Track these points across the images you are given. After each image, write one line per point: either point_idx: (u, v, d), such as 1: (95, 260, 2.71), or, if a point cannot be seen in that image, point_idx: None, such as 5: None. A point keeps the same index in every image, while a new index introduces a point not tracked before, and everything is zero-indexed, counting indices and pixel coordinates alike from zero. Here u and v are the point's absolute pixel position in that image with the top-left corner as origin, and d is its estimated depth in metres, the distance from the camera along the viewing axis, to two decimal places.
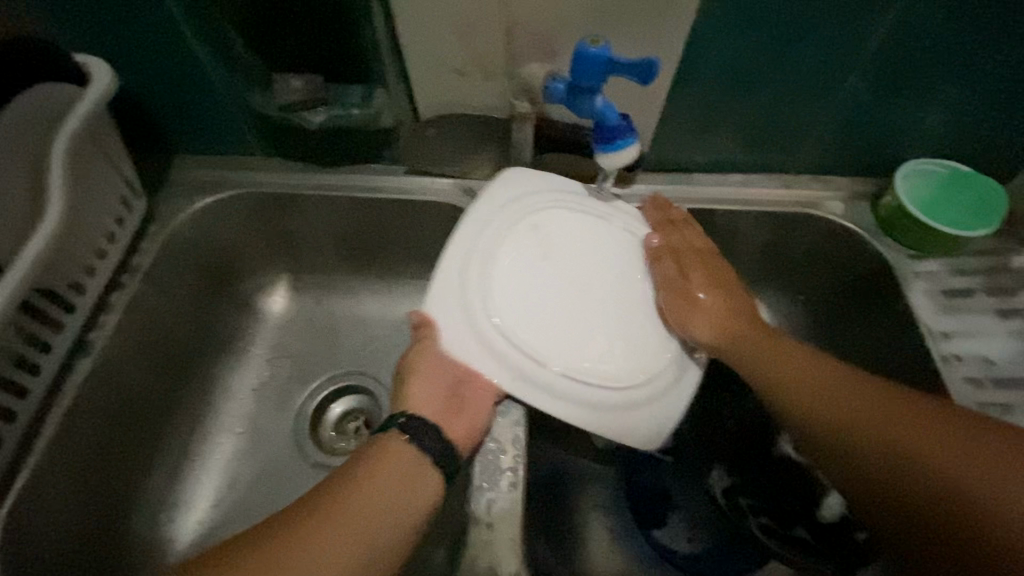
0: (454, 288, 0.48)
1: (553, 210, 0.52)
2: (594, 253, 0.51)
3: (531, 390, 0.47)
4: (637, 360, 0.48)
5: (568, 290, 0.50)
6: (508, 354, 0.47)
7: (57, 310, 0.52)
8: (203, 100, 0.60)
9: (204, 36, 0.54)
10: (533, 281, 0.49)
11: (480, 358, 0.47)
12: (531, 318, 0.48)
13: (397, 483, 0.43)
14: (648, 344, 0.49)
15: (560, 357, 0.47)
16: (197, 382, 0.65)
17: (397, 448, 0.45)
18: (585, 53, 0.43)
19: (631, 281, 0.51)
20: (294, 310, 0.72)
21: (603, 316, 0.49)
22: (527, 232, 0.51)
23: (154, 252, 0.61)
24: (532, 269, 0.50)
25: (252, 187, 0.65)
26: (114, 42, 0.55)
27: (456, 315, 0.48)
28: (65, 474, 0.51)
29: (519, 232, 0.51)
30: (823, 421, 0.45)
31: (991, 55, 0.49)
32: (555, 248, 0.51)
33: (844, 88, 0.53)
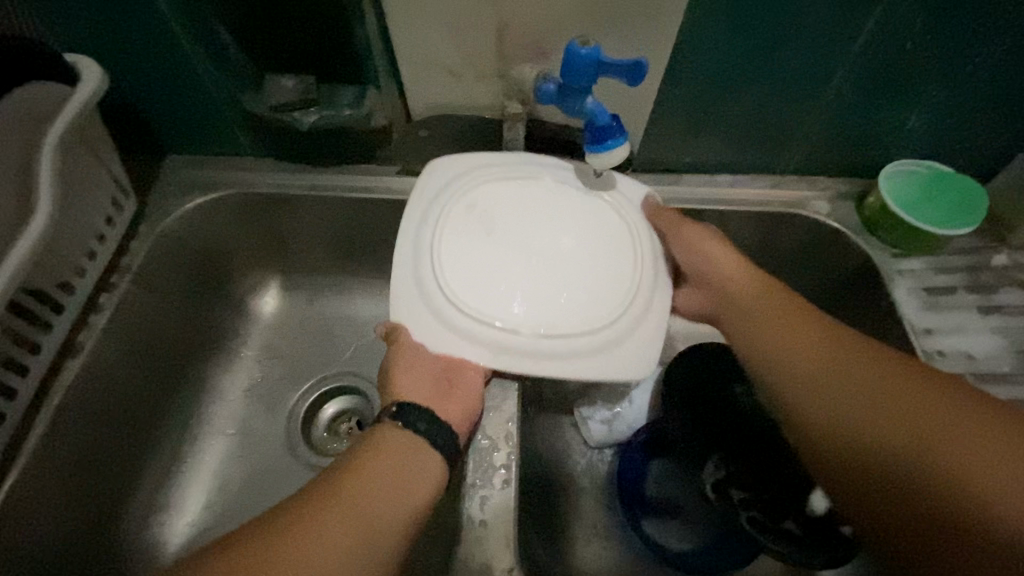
0: (404, 289, 0.47)
1: (489, 185, 0.52)
2: (538, 213, 0.51)
3: (513, 358, 0.46)
4: (610, 304, 0.48)
5: (518, 252, 0.49)
6: (481, 334, 0.46)
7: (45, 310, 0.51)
8: (194, 100, 0.60)
9: (194, 35, 0.54)
10: (485, 260, 0.48)
11: (443, 341, 0.46)
12: (495, 296, 0.47)
13: (396, 468, 0.42)
14: (616, 287, 0.49)
15: (532, 320, 0.47)
16: (187, 384, 0.65)
17: (388, 434, 0.44)
18: (575, 56, 0.44)
19: (580, 232, 0.51)
20: (285, 311, 0.72)
21: (566, 272, 0.49)
22: (465, 212, 0.50)
23: (144, 252, 0.60)
24: (476, 249, 0.49)
25: (243, 187, 0.65)
26: (104, 42, 0.55)
27: (419, 313, 0.47)
28: (54, 476, 0.51)
29: (459, 212, 0.50)
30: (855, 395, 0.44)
31: (969, 59, 0.51)
32: (497, 220, 0.50)
33: (828, 89, 0.54)
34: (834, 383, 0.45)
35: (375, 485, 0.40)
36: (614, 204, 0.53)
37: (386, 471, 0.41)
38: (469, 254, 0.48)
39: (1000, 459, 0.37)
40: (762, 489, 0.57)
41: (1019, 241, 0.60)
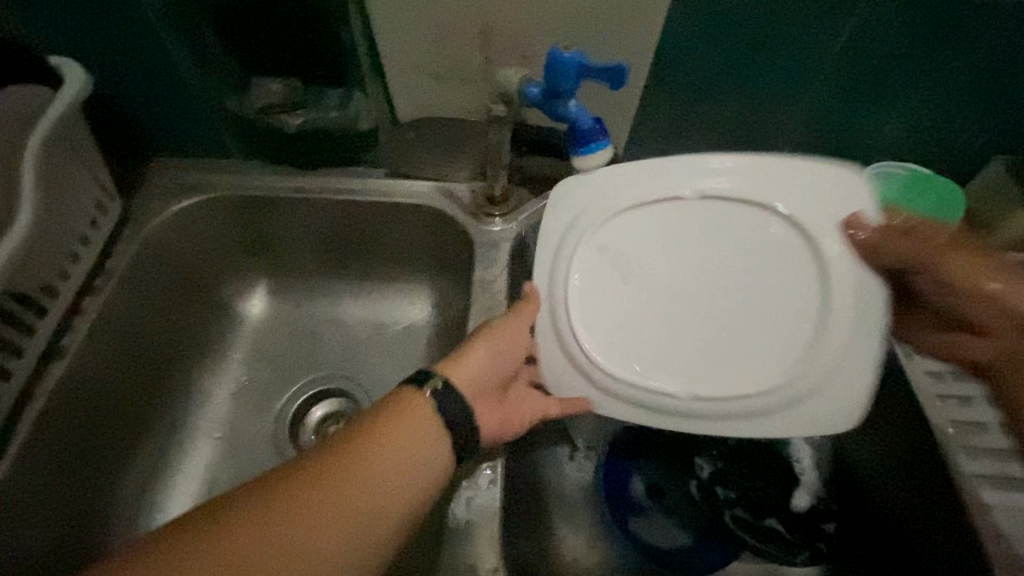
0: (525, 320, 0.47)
1: (613, 221, 0.49)
2: (668, 256, 0.48)
3: (640, 415, 0.46)
4: (777, 371, 0.44)
5: (636, 298, 0.48)
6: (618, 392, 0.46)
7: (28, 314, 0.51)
8: (180, 101, 0.60)
9: (180, 37, 0.54)
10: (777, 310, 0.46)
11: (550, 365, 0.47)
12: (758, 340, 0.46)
13: (412, 447, 0.40)
14: (777, 335, 0.45)
15: (681, 377, 0.46)
16: (173, 387, 0.65)
17: (417, 407, 0.41)
18: (558, 58, 0.44)
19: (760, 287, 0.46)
20: (273, 313, 0.72)
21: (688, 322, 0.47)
22: (596, 254, 0.48)
23: (130, 255, 0.60)
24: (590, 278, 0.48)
25: (230, 190, 0.65)
26: (88, 44, 0.55)
27: (558, 356, 0.47)
28: (37, 481, 0.51)
29: (587, 253, 0.48)
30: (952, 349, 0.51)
31: (946, 62, 0.52)
32: (625, 262, 0.48)
33: (809, 92, 0.55)
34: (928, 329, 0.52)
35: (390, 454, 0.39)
36: (785, 253, 0.46)
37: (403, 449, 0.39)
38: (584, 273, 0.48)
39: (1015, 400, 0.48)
40: (746, 487, 0.60)
41: (997, 241, 0.61)
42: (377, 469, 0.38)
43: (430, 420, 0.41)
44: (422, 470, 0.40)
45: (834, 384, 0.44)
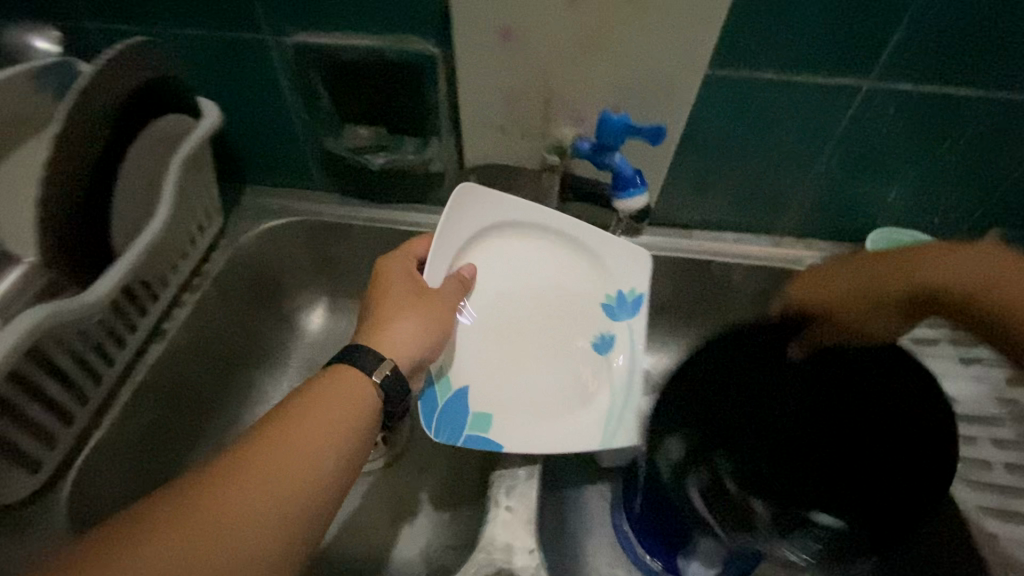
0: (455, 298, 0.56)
1: (468, 331, 0.58)
2: (491, 329, 0.60)
3: (586, 307, 0.62)
4: (584, 368, 0.60)
5: (494, 323, 0.60)
6: (573, 334, 0.61)
7: (145, 297, 0.60)
8: (282, 139, 0.72)
9: (295, 87, 0.66)
10: (618, 423, 0.56)
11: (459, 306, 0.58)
12: (615, 356, 0.60)
13: (342, 414, 0.44)
14: (584, 371, 0.59)
15: (536, 346, 0.60)
16: (240, 383, 0.72)
17: (346, 380, 0.46)
18: (609, 119, 0.54)
19: (560, 351, 0.60)
20: (329, 327, 0.81)
21: (524, 350, 0.60)
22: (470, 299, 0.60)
23: (222, 262, 0.70)
24: (488, 370, 0.58)
25: (311, 216, 0.75)
26: (219, 90, 0.67)
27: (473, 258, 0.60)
28: (124, 448, 0.57)
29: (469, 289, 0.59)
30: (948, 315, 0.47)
31: (936, 144, 0.61)
32: (489, 307, 0.60)
33: (818, 162, 0.64)
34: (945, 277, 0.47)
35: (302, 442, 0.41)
36: (582, 407, 0.57)
37: (330, 416, 0.44)
38: (475, 381, 0.57)
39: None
40: None
41: None
42: (264, 456, 0.40)
43: (359, 388, 0.46)
44: (333, 437, 0.43)
45: (609, 394, 0.58)
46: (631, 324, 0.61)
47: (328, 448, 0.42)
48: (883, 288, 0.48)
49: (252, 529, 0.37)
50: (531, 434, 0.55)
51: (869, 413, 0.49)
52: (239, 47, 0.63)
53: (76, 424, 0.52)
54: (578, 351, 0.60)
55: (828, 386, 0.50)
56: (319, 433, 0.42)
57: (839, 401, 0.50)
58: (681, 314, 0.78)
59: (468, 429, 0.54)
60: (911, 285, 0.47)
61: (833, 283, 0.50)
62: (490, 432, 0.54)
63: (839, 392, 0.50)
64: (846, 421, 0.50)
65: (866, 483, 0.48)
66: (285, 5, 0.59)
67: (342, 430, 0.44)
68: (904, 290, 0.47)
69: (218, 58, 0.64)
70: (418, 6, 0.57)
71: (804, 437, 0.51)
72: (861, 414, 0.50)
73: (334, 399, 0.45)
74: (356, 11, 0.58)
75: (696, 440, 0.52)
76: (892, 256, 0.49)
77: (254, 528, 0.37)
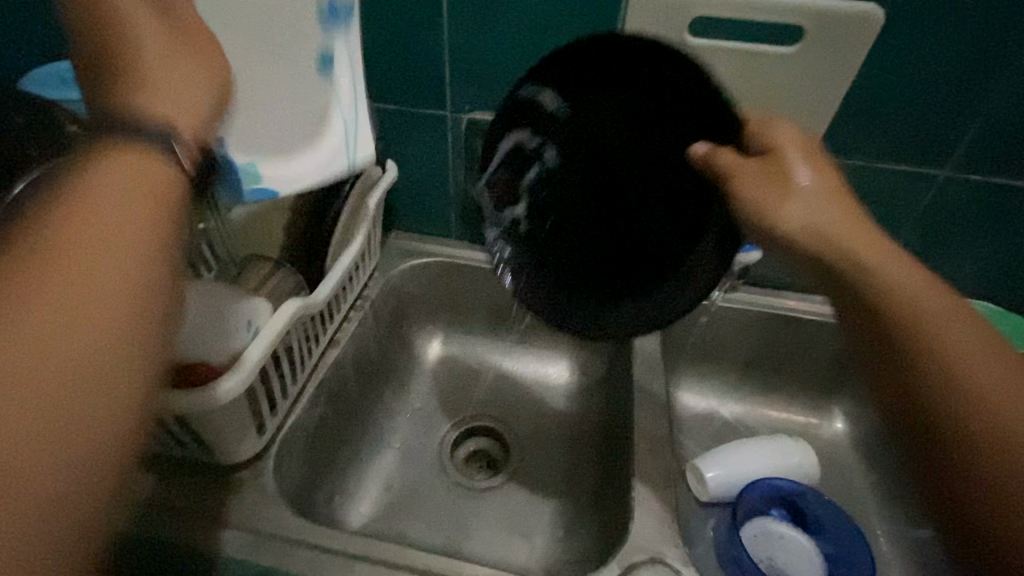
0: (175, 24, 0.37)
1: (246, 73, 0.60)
2: (256, 74, 0.61)
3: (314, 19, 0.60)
4: (337, 94, 0.61)
5: (263, 85, 0.61)
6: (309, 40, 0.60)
7: (337, 303, 0.71)
8: (436, 192, 0.87)
9: (460, 153, 0.82)
10: (339, 152, 0.59)
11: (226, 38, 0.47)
12: (341, 67, 0.61)
13: (133, 188, 0.31)
14: (320, 79, 0.61)
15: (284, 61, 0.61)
16: (375, 397, 0.82)
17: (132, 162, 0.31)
18: None
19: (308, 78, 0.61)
20: (444, 358, 0.93)
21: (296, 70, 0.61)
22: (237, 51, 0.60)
23: (378, 291, 0.83)
24: (274, 117, 0.61)
25: (448, 257, 0.89)
26: (397, 153, 0.84)
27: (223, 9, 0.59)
28: (304, 436, 0.65)
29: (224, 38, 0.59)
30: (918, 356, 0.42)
31: (1006, 228, 0.72)
32: (253, 47, 0.60)
33: (900, 237, 0.76)
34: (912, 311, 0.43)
35: (74, 247, 0.27)
36: (320, 130, 0.60)
37: (112, 203, 0.29)
38: (260, 146, 0.60)
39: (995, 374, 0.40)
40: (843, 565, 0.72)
41: None
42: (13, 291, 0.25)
43: (147, 169, 0.32)
44: (113, 240, 0.29)
45: (340, 112, 0.60)
46: (348, 35, 0.61)
47: (115, 247, 0.28)
48: (828, 224, 0.48)
49: (60, 381, 0.25)
50: (291, 174, 0.57)
51: (663, 194, 0.63)
52: (422, 119, 0.79)
53: (285, 401, 0.61)
54: (308, 45, 0.61)
55: (660, 165, 0.63)
56: (82, 230, 0.28)
57: (640, 188, 0.64)
58: (766, 366, 0.87)
59: (255, 184, 0.55)
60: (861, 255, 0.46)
61: (791, 177, 0.51)
62: (266, 184, 0.55)
63: (669, 168, 0.62)
64: (637, 203, 0.65)
65: (634, 249, 0.66)
66: (470, 91, 0.76)
67: (139, 201, 0.30)
68: (809, 220, 0.48)
69: (404, 128, 0.81)
70: None
71: (604, 221, 0.67)
72: (662, 194, 0.63)
73: (103, 184, 0.30)
74: None
75: (558, 141, 0.66)
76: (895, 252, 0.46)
77: (61, 379, 0.25)
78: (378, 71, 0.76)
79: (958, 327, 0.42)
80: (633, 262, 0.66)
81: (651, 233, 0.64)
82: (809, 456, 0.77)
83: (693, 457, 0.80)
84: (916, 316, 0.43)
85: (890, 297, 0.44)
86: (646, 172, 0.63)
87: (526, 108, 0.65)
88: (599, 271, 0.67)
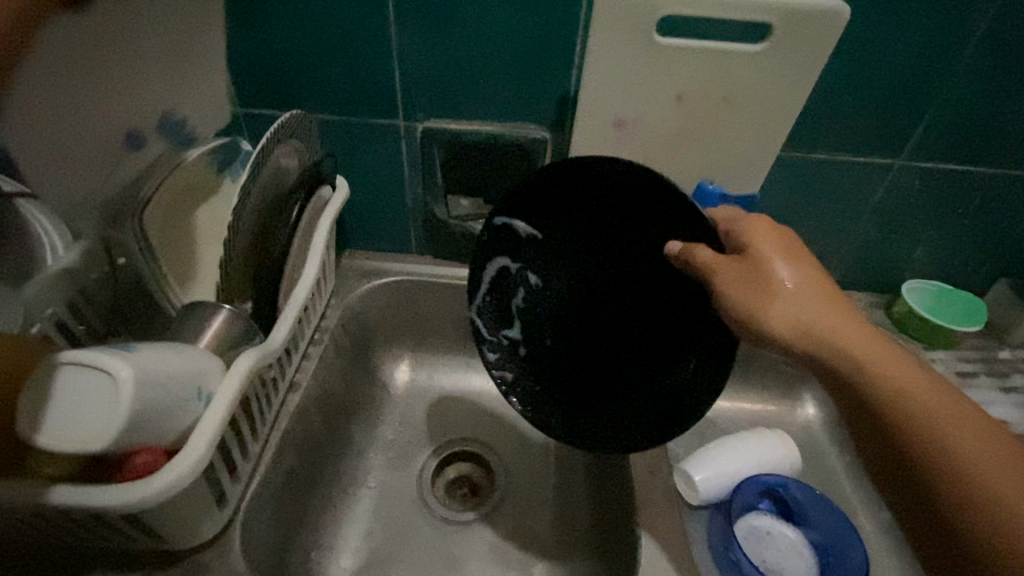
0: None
1: None
2: None
3: None
4: None
5: None
6: None
7: (296, 341, 0.64)
8: (391, 206, 0.81)
9: (416, 163, 0.76)
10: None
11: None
12: None
13: None
14: None
15: None
16: (344, 435, 0.76)
17: None
18: (705, 188, 0.66)
19: None
20: (413, 383, 0.87)
21: None
22: None
23: (336, 319, 0.76)
24: None
25: (409, 275, 0.83)
26: (345, 167, 0.77)
27: None
28: (272, 495, 0.58)
29: None
30: (917, 426, 0.41)
31: (952, 210, 0.75)
32: None
33: (858, 226, 0.78)
34: (896, 393, 0.43)
35: None
36: None
37: None
38: None
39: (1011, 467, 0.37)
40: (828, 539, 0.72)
41: (1016, 340, 0.79)
42: None
43: None
44: None
45: None
46: None
47: None
48: (812, 320, 0.47)
49: None
50: (159, 377, 0.39)
51: (653, 307, 0.60)
52: (371, 129, 0.73)
53: (247, 463, 0.54)
54: None
55: (642, 275, 0.60)
56: None
57: (623, 306, 0.62)
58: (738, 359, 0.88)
59: None
60: (847, 350, 0.45)
61: (773, 276, 0.49)
62: None
63: (649, 279, 0.60)
64: (627, 322, 0.62)
65: (636, 365, 0.62)
66: (424, 98, 0.70)
67: None
68: (796, 325, 0.47)
69: (352, 140, 0.74)
70: (541, 100, 0.69)
71: (598, 335, 0.63)
72: (651, 306, 0.60)
73: None
74: (485, 101, 0.70)
75: (537, 263, 0.64)
76: (895, 349, 0.45)
77: None
78: (321, 79, 0.69)
79: (958, 416, 0.40)
80: (619, 378, 0.63)
81: (633, 349, 0.62)
82: (790, 447, 0.78)
83: (678, 460, 0.79)
84: (904, 400, 0.42)
85: (883, 377, 0.44)
86: (632, 290, 0.61)
87: (503, 235, 0.63)
88: (601, 386, 0.64)
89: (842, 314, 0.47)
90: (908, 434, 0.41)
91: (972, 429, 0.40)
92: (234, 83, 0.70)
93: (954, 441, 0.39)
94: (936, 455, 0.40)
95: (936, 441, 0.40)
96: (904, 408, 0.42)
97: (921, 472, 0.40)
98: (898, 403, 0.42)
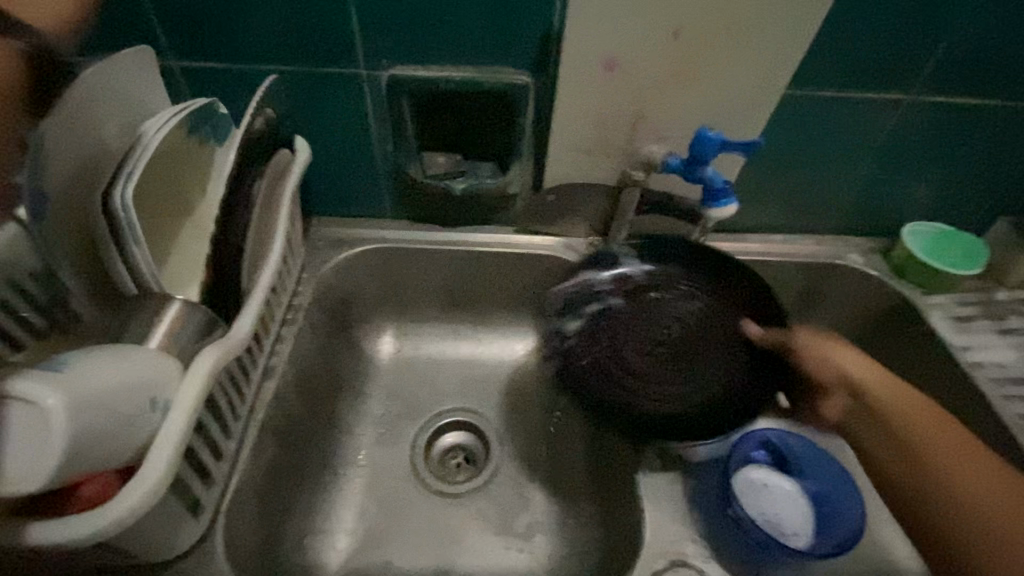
0: None
1: None
2: None
3: None
4: None
5: None
6: None
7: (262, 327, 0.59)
8: (359, 165, 0.73)
9: (384, 118, 0.68)
10: None
11: None
12: None
13: None
14: None
15: None
16: (328, 415, 0.72)
17: None
18: (704, 135, 0.60)
19: None
20: (399, 355, 0.83)
21: None
22: None
23: (310, 294, 0.71)
24: None
25: (386, 243, 0.77)
26: (303, 123, 0.68)
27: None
28: (255, 488, 0.55)
29: None
30: (908, 466, 0.54)
31: (959, 147, 0.70)
32: None
33: (860, 169, 0.73)
34: (908, 442, 0.54)
35: None
36: None
37: None
38: None
39: (1011, 509, 0.49)
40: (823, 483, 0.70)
41: (1013, 280, 0.77)
42: None
43: None
44: None
45: None
46: None
47: None
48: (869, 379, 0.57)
49: None
50: (92, 392, 0.34)
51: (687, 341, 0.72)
52: (331, 81, 0.64)
53: (223, 464, 0.50)
54: None
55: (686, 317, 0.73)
56: None
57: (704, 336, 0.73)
58: None
59: None
60: (880, 403, 0.56)
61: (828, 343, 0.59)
62: None
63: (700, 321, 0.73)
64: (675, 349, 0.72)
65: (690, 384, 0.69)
66: (389, 40, 0.61)
67: None
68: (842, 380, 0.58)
69: (307, 91, 0.65)
70: (520, 39, 0.61)
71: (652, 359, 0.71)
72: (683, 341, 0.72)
73: None
74: (459, 41, 0.61)
75: (625, 292, 0.74)
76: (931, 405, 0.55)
77: None
78: (267, 20, 0.59)
79: (975, 466, 0.51)
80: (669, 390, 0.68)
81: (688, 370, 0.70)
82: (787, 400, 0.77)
83: None
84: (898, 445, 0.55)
85: (896, 424, 0.55)
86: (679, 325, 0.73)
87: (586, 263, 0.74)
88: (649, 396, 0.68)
89: (880, 376, 0.57)
90: (916, 476, 0.53)
91: (997, 472, 0.51)
92: (159, 23, 0.60)
93: (963, 488, 0.51)
94: (945, 493, 0.51)
95: (935, 481, 0.52)
96: (937, 455, 0.52)
97: (943, 510, 0.51)
98: (889, 443, 0.55)
